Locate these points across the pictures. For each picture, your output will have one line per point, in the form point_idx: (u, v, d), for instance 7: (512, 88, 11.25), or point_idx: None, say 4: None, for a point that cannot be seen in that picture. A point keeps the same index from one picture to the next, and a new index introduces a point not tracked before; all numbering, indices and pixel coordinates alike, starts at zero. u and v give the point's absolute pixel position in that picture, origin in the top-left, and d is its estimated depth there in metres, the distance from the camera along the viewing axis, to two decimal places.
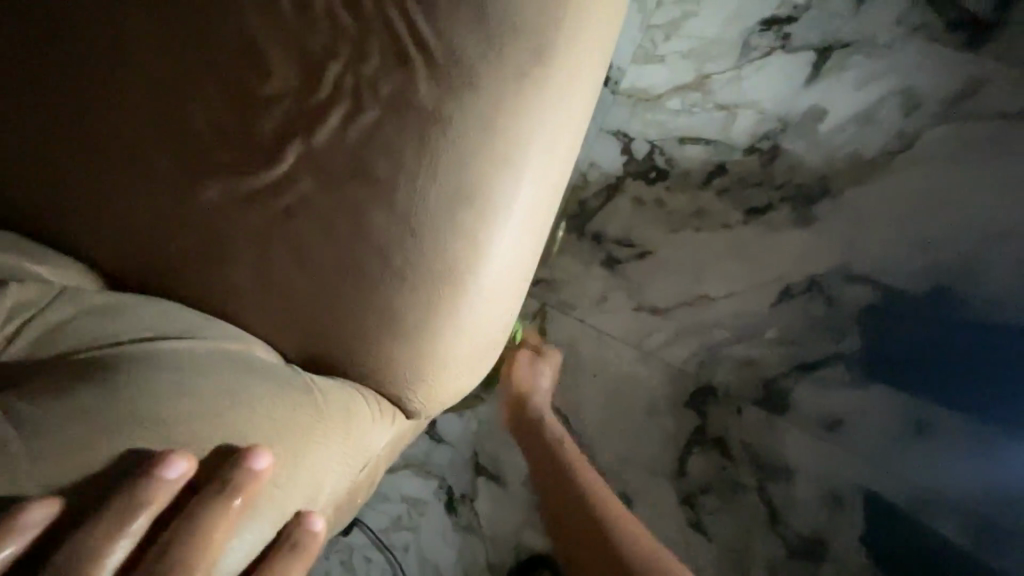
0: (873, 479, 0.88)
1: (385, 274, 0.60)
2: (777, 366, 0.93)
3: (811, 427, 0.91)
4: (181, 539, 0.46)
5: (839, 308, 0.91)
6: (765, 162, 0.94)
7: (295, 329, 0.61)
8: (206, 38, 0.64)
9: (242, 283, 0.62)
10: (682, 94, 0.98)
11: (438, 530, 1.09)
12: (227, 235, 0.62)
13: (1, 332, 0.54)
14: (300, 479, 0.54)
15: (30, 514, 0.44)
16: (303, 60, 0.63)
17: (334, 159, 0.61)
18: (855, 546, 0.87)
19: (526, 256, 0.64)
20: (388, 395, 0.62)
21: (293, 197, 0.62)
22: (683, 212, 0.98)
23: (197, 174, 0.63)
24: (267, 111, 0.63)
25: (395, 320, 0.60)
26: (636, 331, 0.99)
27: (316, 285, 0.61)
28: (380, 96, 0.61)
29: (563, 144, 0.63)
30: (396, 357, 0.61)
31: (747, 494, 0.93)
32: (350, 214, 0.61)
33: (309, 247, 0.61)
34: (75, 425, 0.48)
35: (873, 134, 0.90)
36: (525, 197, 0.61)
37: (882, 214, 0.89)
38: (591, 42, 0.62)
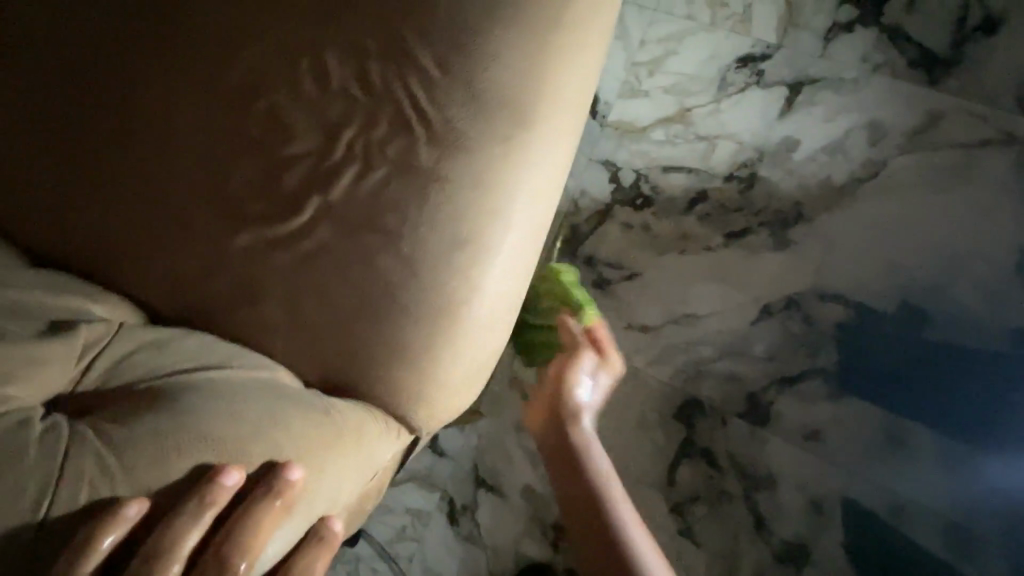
0: (852, 488, 0.93)
1: (392, 305, 0.67)
2: (759, 380, 0.99)
3: (792, 438, 0.96)
4: (235, 535, 0.53)
5: (815, 325, 0.97)
6: (743, 189, 1.01)
7: (311, 355, 0.68)
8: (230, 95, 0.72)
9: (261, 316, 0.68)
10: (665, 126, 1.05)
11: (441, 540, 1.14)
12: (251, 270, 0.69)
13: (80, 364, 0.60)
14: (321, 490, 0.60)
15: (126, 510, 0.51)
16: (316, 113, 0.70)
17: (344, 202, 0.68)
18: (836, 551, 0.93)
19: (519, 287, 0.71)
20: (394, 414, 0.68)
21: (308, 238, 0.68)
22: (668, 237, 1.04)
23: (224, 216, 0.70)
24: (285, 158, 0.70)
25: (402, 346, 0.66)
26: (626, 349, 1.05)
27: (329, 316, 0.67)
28: (388, 158, 0.68)
29: (548, 190, 0.71)
30: (400, 383, 0.67)
31: (733, 502, 0.98)
32: (359, 255, 0.67)
33: (324, 281, 0.68)
34: (149, 444, 0.54)
35: (842, 163, 0.97)
36: (517, 235, 0.69)
37: (852, 238, 0.96)
38: (572, 102, 0.70)
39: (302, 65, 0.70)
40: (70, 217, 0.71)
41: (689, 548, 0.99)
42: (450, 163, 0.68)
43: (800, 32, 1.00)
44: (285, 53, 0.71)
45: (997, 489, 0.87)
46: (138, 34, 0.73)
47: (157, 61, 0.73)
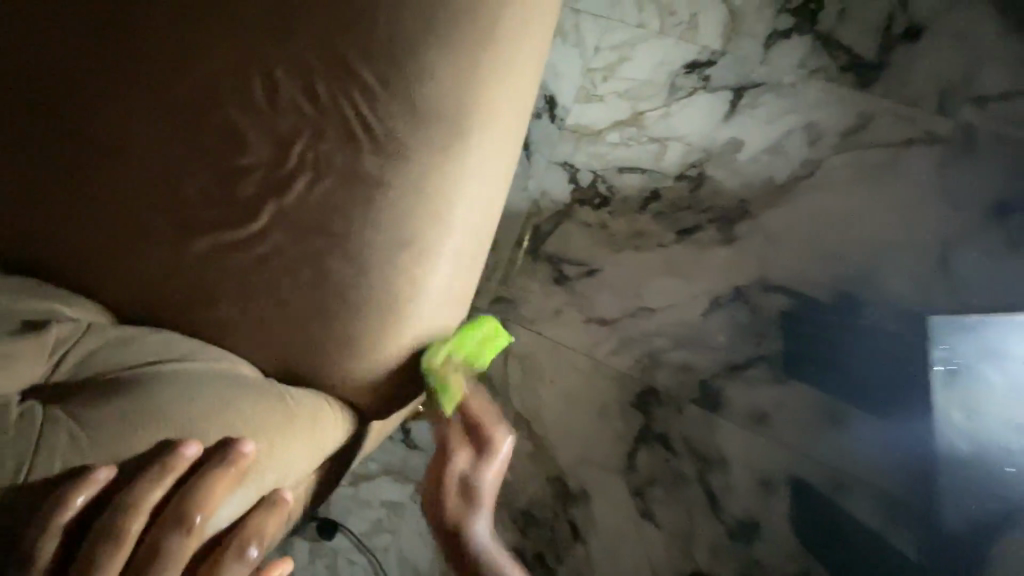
0: (797, 466, 1.01)
1: (341, 303, 0.71)
2: (710, 368, 1.05)
3: (742, 420, 1.03)
4: (191, 495, 0.58)
5: (760, 314, 1.04)
6: (693, 188, 1.07)
7: (268, 349, 0.72)
8: (187, 109, 0.75)
9: (221, 315, 0.72)
10: (620, 130, 1.11)
11: (416, 530, 1.19)
12: (210, 272, 0.73)
13: (48, 361, 0.64)
14: (274, 465, 0.64)
15: (96, 473, 0.57)
16: (271, 129, 0.74)
17: (300, 211, 0.72)
18: (783, 524, 1.00)
19: (461, 284, 0.75)
20: (346, 402, 0.72)
21: (264, 242, 0.72)
22: (625, 234, 1.10)
23: (184, 223, 0.74)
24: (243, 168, 0.74)
25: (350, 340, 0.71)
26: (587, 341, 1.11)
27: (284, 313, 0.71)
28: (336, 167, 0.72)
29: (487, 194, 0.75)
30: (350, 373, 0.71)
31: (690, 483, 1.05)
32: (309, 258, 0.72)
33: (279, 281, 0.72)
34: (118, 425, 0.59)
35: (782, 162, 1.04)
36: (458, 236, 0.73)
37: (794, 232, 1.03)
38: (509, 116, 0.74)
39: (259, 77, 0.74)
40: (39, 226, 0.75)
41: (650, 528, 1.05)
42: (390, 173, 0.72)
43: (742, 39, 1.06)
44: (245, 70, 0.74)
45: (908, 449, 0.97)
46: (100, 53, 0.77)
47: (114, 78, 0.77)
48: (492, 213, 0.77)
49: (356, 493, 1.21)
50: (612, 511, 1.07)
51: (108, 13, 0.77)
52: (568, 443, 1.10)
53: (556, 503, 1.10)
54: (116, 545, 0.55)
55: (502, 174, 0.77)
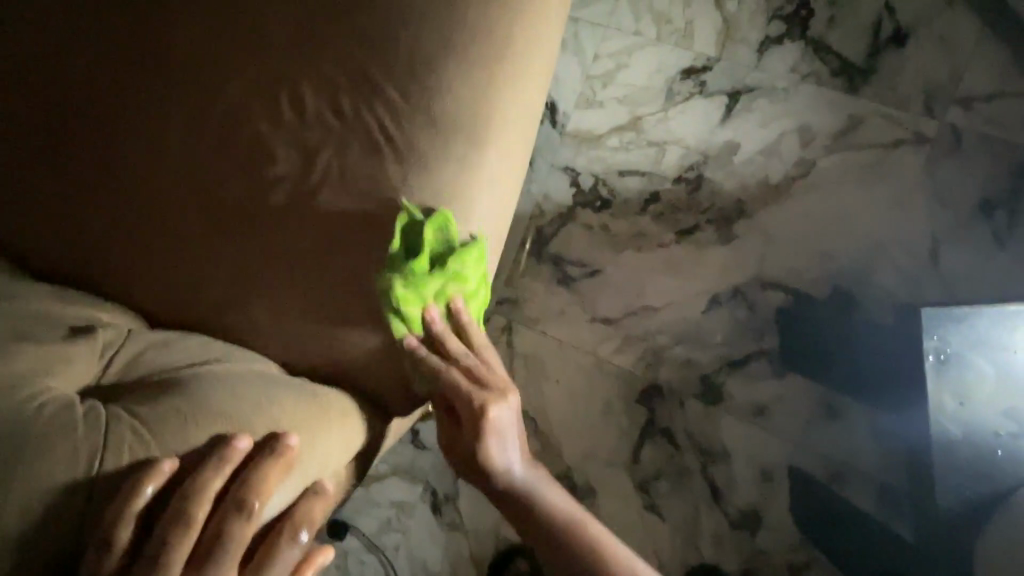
0: (795, 457, 1.04)
1: (366, 307, 0.74)
2: (710, 364, 1.08)
3: (742, 414, 1.06)
4: (246, 487, 0.59)
5: (758, 311, 1.07)
6: (691, 190, 1.11)
7: (296, 353, 0.75)
8: (214, 124, 0.78)
9: (249, 321, 0.75)
10: (620, 134, 1.14)
11: (425, 529, 1.21)
12: (239, 278, 0.76)
13: (97, 363, 0.66)
14: (313, 458, 0.66)
15: (162, 466, 0.57)
16: (295, 143, 0.76)
17: (325, 220, 0.75)
18: (784, 514, 1.04)
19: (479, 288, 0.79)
20: (372, 398, 0.76)
21: (288, 249, 0.75)
22: (626, 235, 1.13)
23: (213, 232, 0.76)
24: (263, 175, 0.76)
25: (375, 341, 0.74)
26: (591, 341, 1.14)
27: (311, 318, 0.74)
28: (358, 178, 0.74)
29: (499, 202, 0.79)
30: (376, 373, 0.75)
31: (693, 477, 1.08)
32: (333, 263, 0.74)
33: (305, 287, 0.75)
34: (173, 422, 0.60)
35: (777, 164, 1.07)
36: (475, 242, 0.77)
37: (789, 231, 1.06)
38: (521, 124, 0.78)
39: (283, 93, 0.76)
40: (68, 238, 0.78)
41: (655, 521, 1.08)
42: (410, 182, 0.74)
43: (736, 45, 1.10)
44: (268, 87, 0.77)
45: (902, 437, 1.00)
46: (126, 70, 0.79)
47: (137, 91, 0.79)
48: (504, 221, 0.82)
49: (366, 494, 1.24)
50: (618, 506, 1.10)
51: (134, 33, 0.80)
52: (574, 440, 1.13)
53: None
54: (187, 527, 0.56)
55: (512, 182, 0.81)
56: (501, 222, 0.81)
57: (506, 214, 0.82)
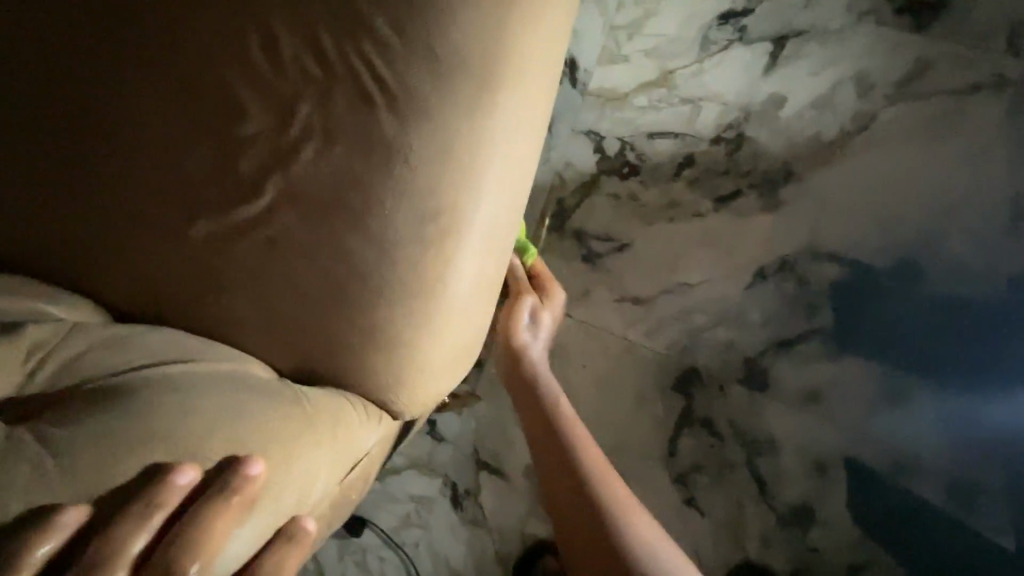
0: (852, 446, 0.94)
1: (364, 292, 0.65)
2: (755, 345, 0.98)
3: (790, 400, 0.96)
4: (189, 533, 0.51)
5: (808, 286, 0.95)
6: (730, 152, 0.98)
7: (287, 348, 0.67)
8: (183, 84, 0.69)
9: (225, 313, 0.67)
10: (649, 91, 1.02)
11: (446, 525, 1.14)
12: (218, 262, 0.67)
13: (23, 367, 0.57)
14: (292, 482, 0.58)
15: (65, 515, 0.48)
16: (271, 99, 0.68)
17: (311, 190, 0.66)
18: (841, 509, 0.94)
19: (495, 270, 0.70)
20: (374, 399, 0.68)
21: (269, 225, 0.67)
22: (657, 205, 1.02)
23: (186, 209, 0.68)
24: (244, 141, 0.68)
25: (375, 332, 0.65)
26: (620, 322, 1.04)
27: (303, 306, 0.66)
28: (346, 136, 0.66)
29: (519, 159, 0.68)
30: (376, 369, 0.66)
31: (737, 470, 0.98)
32: (317, 244, 0.66)
33: (293, 270, 0.66)
34: (103, 445, 0.52)
35: (830, 118, 0.94)
36: (484, 213, 0.66)
37: (844, 196, 0.94)
38: (541, 70, 0.67)
39: (255, 40, 0.68)
40: (25, 227, 0.70)
41: (695, 517, 0.99)
42: (416, 142, 0.65)
43: None
44: (243, 41, 0.68)
45: (982, 424, 0.88)
46: (83, 29, 0.71)
47: (93, 53, 0.70)
48: (525, 183, 0.70)
49: (383, 488, 1.17)
50: (654, 500, 1.01)
51: None
52: (603, 431, 1.04)
53: None
54: None
55: (534, 136, 0.69)
56: (523, 184, 0.70)
57: (527, 173, 0.71)
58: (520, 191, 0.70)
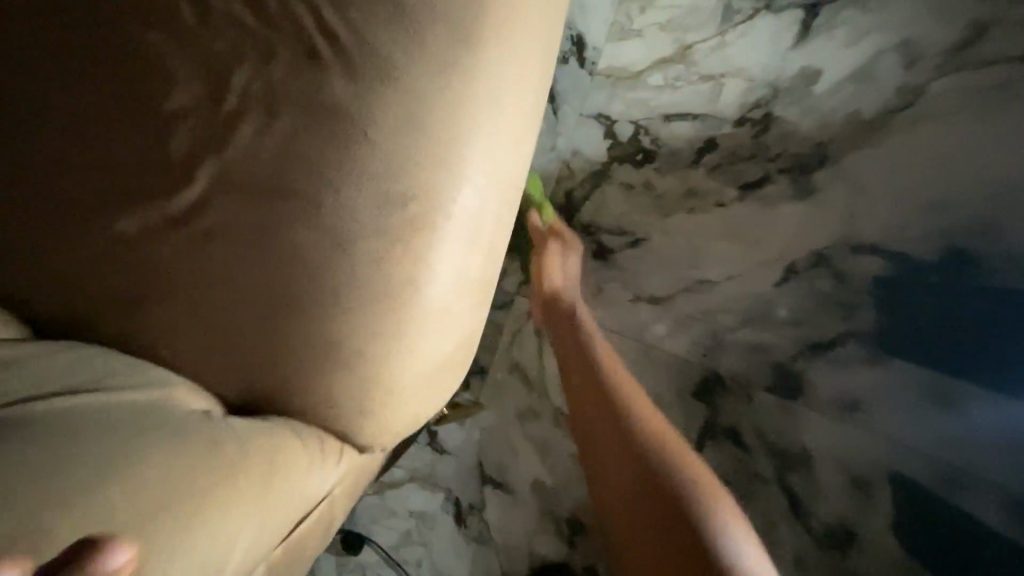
0: (900, 461, 0.82)
1: (316, 297, 0.57)
2: (786, 348, 0.88)
3: (829, 410, 0.86)
4: None
5: (847, 282, 0.85)
6: (757, 133, 0.88)
7: (230, 366, 0.59)
8: (111, 58, 0.63)
9: (162, 322, 0.60)
10: (664, 69, 0.92)
11: (448, 543, 1.06)
12: (151, 265, 0.60)
13: None
14: (201, 552, 0.46)
15: None
16: (204, 61, 0.61)
17: (250, 171, 0.59)
18: (887, 533, 0.82)
19: (475, 272, 0.61)
20: (331, 428, 0.60)
21: (207, 218, 0.60)
22: (675, 194, 0.92)
23: (113, 201, 0.61)
24: (172, 113, 0.61)
25: (329, 346, 0.57)
26: (635, 324, 0.94)
27: (248, 313, 0.58)
28: (292, 103, 0.59)
29: (507, 137, 0.60)
30: (330, 391, 0.58)
31: (767, 486, 0.88)
32: (262, 236, 0.58)
33: (235, 270, 0.59)
34: None
35: (871, 93, 0.84)
36: (455, 199, 0.58)
37: (886, 179, 0.83)
38: (532, 32, 0.60)
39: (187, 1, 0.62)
40: None
41: None
42: (393, 125, 0.57)
43: None
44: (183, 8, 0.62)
45: None
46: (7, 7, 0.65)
47: (14, 31, 0.64)
48: (517, 168, 0.63)
49: (381, 502, 1.09)
50: None
51: None
52: None
53: None
54: None
55: (525, 113, 0.62)
56: (513, 168, 0.62)
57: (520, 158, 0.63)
58: (509, 175, 0.61)
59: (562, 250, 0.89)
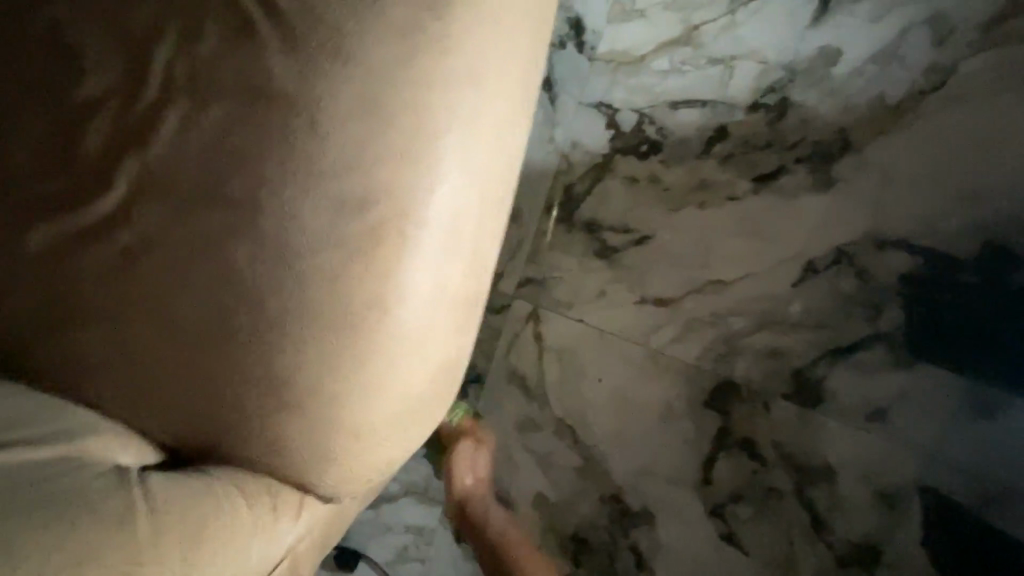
0: (928, 472, 0.77)
1: (265, 325, 0.51)
2: (805, 353, 0.81)
3: (852, 419, 0.80)
4: None
5: (872, 280, 0.78)
6: (773, 120, 0.82)
7: (170, 406, 0.53)
8: (25, 46, 0.57)
9: (89, 349, 0.53)
10: (670, 52, 0.85)
11: (448, 558, 1.01)
12: (72, 292, 0.54)
13: None
14: None
15: None
16: (127, 45, 0.55)
17: (179, 170, 0.53)
18: (915, 549, 0.77)
19: (454, 289, 0.54)
20: (291, 477, 0.52)
21: (128, 227, 0.53)
22: (683, 188, 0.86)
23: (26, 211, 0.55)
24: (89, 102, 0.55)
25: (281, 380, 0.51)
26: (642, 328, 0.88)
27: (186, 344, 0.52)
28: (225, 86, 0.53)
29: (489, 128, 0.53)
30: (285, 434, 0.51)
31: (785, 500, 0.82)
32: (201, 251, 0.52)
33: (168, 296, 0.52)
34: None
35: (898, 73, 0.77)
36: (420, 203, 0.51)
37: (915, 168, 0.77)
38: (516, 7, 0.53)
39: None
40: None
41: (736, 556, 0.84)
42: (366, 120, 0.51)
43: None
44: None
45: None
46: None
47: None
48: (505, 168, 0.56)
49: (374, 518, 1.02)
50: (686, 535, 0.86)
51: None
52: (624, 455, 0.89)
53: (614, 527, 0.90)
54: None
55: (514, 104, 0.55)
56: (500, 167, 0.55)
57: (510, 150, 0.56)
58: (495, 177, 0.55)
59: (471, 452, 0.92)
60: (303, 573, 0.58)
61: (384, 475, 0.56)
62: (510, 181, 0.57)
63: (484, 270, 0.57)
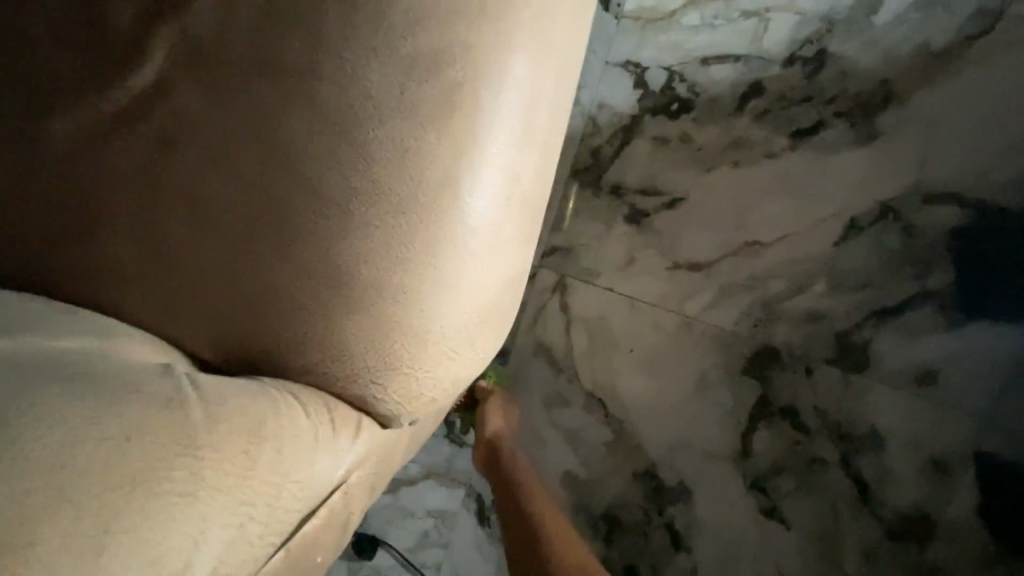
0: (981, 436, 0.74)
1: (327, 224, 0.48)
2: (848, 315, 0.78)
3: (900, 382, 0.76)
4: None
5: (918, 236, 0.75)
6: (810, 73, 0.78)
7: (225, 315, 0.50)
8: None
9: (146, 258, 0.51)
10: (700, 7, 0.82)
11: (471, 542, 0.97)
12: (128, 198, 0.51)
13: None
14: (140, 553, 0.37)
15: None
16: None
17: (227, 92, 0.51)
18: (970, 517, 0.73)
19: (524, 191, 0.51)
20: (353, 393, 0.49)
21: (185, 137, 0.51)
22: (716, 148, 0.82)
23: (81, 122, 0.53)
24: (132, 36, 0.54)
25: (343, 281, 0.47)
26: (674, 294, 0.84)
27: (245, 247, 0.49)
28: (267, 16, 0.51)
29: (552, 40, 0.50)
30: (346, 343, 0.47)
31: (830, 471, 0.78)
32: (261, 145, 0.50)
33: (228, 199, 0.50)
34: None
35: (943, 18, 0.74)
36: (487, 102, 0.48)
37: (961, 118, 0.73)
38: None
39: None
40: None
41: (777, 530, 0.80)
42: (406, 46, 0.48)
43: None
44: None
45: None
46: None
47: None
48: (565, 85, 0.53)
49: (395, 503, 0.98)
50: (724, 509, 0.82)
51: None
52: (658, 428, 0.85)
53: (647, 504, 0.85)
54: None
55: (565, 28, 0.51)
56: (562, 82, 0.53)
57: (568, 68, 0.53)
58: (558, 91, 0.52)
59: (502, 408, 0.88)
60: (356, 511, 0.54)
61: (445, 399, 0.52)
62: (567, 103, 0.55)
63: (548, 181, 0.54)
